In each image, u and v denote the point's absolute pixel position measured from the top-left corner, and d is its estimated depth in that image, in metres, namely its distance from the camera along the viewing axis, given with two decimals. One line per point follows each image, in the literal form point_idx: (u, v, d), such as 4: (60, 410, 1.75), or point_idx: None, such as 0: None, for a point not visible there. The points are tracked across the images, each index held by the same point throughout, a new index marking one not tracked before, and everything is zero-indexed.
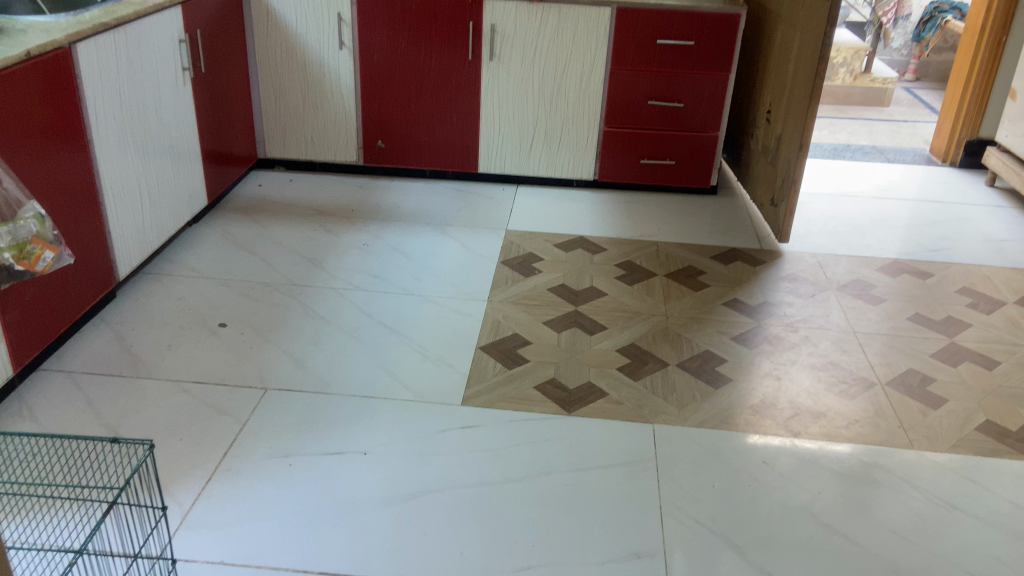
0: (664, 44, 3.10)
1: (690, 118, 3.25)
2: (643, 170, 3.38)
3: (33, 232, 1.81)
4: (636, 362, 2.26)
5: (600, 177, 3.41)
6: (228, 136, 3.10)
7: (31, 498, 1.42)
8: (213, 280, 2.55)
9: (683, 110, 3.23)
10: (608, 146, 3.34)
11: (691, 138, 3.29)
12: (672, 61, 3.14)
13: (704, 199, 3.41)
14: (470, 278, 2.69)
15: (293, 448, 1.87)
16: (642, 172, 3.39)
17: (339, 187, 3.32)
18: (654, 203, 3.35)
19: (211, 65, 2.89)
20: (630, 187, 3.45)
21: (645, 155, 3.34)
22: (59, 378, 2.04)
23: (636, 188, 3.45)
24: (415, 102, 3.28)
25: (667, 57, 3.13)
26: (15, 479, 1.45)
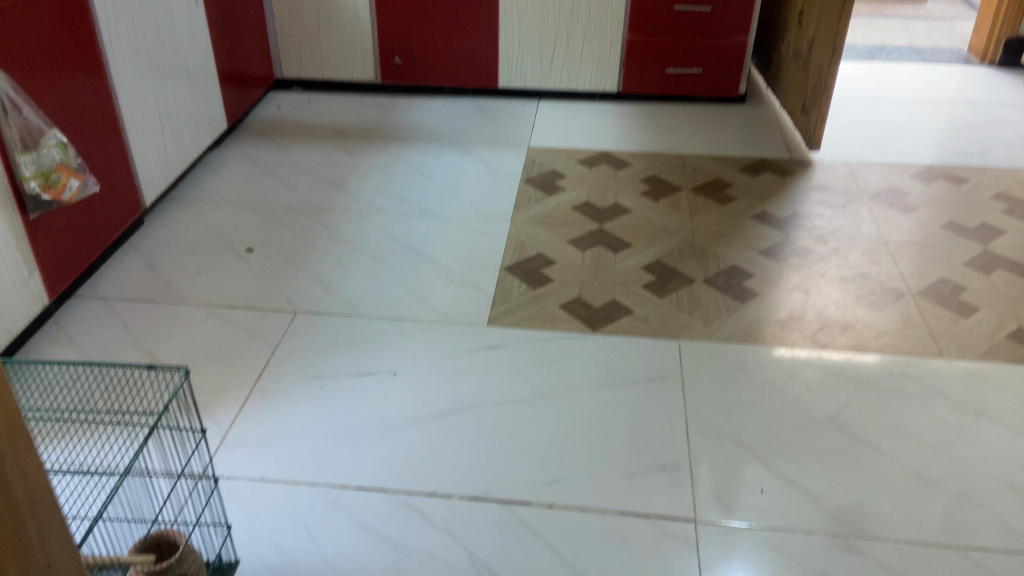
0: None
1: (717, 24, 3.12)
2: (668, 79, 3.28)
3: (56, 160, 1.83)
4: (662, 278, 2.26)
5: (624, 88, 3.32)
6: (243, 57, 3.05)
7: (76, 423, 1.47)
8: (238, 205, 2.56)
9: (710, 15, 3.10)
10: (632, 56, 3.23)
11: (719, 45, 3.17)
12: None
13: (732, 108, 3.31)
14: (493, 198, 2.67)
15: (325, 370, 1.91)
16: (668, 82, 3.29)
17: (358, 106, 3.28)
18: (680, 115, 3.26)
19: None
20: (655, 98, 3.35)
21: (670, 64, 3.24)
22: (94, 305, 2.08)
23: (661, 99, 3.36)
24: (432, 16, 3.18)
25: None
26: (59, 405, 1.50)
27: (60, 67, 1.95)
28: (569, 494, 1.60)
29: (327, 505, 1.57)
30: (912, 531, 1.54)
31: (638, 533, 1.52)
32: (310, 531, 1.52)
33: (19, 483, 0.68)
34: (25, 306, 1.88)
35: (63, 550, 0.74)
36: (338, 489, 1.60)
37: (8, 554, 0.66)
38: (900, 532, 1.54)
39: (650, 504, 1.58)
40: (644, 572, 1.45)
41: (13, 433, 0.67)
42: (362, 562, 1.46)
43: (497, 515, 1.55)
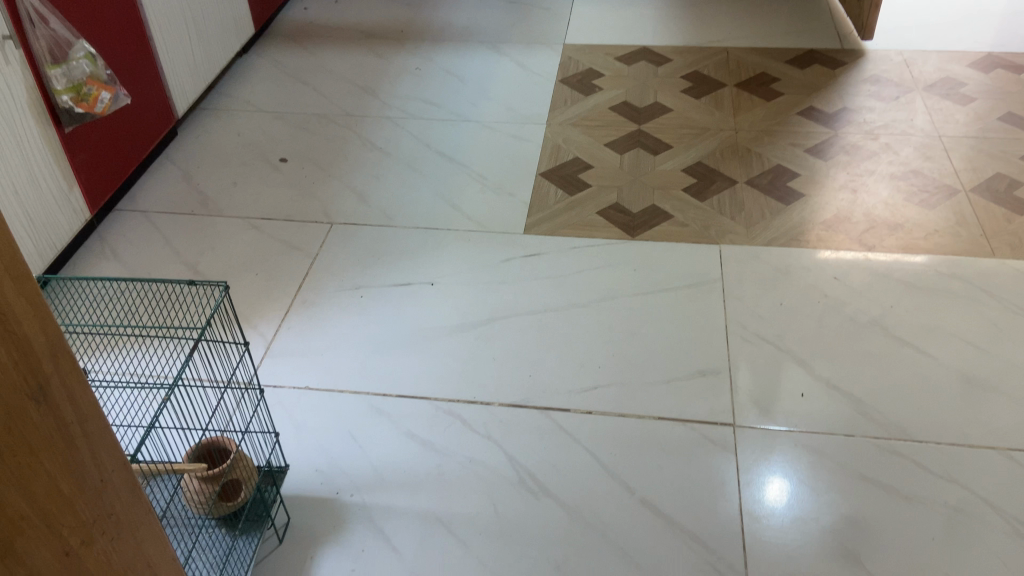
0: None
1: None
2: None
3: (86, 72, 1.80)
4: (703, 181, 2.19)
5: None
6: None
7: (124, 337, 1.50)
8: (270, 114, 2.53)
9: None
10: None
11: None
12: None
13: None
14: (528, 100, 2.59)
15: (363, 280, 1.92)
16: None
17: (387, 6, 3.16)
18: (724, 4, 3.09)
19: None
20: None
21: None
22: (134, 219, 2.10)
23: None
24: None
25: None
26: (107, 320, 1.54)
27: None
28: (607, 401, 1.61)
29: (370, 413, 1.61)
30: (956, 434, 1.53)
31: (677, 438, 1.54)
32: (354, 438, 1.56)
33: (67, 403, 0.69)
34: (68, 222, 1.90)
35: (114, 465, 0.76)
36: (380, 397, 1.63)
37: (63, 470, 0.69)
38: (943, 434, 1.53)
39: (689, 410, 1.59)
40: (682, 475, 1.47)
41: (58, 355, 0.68)
42: (407, 467, 1.51)
43: (537, 420, 1.58)
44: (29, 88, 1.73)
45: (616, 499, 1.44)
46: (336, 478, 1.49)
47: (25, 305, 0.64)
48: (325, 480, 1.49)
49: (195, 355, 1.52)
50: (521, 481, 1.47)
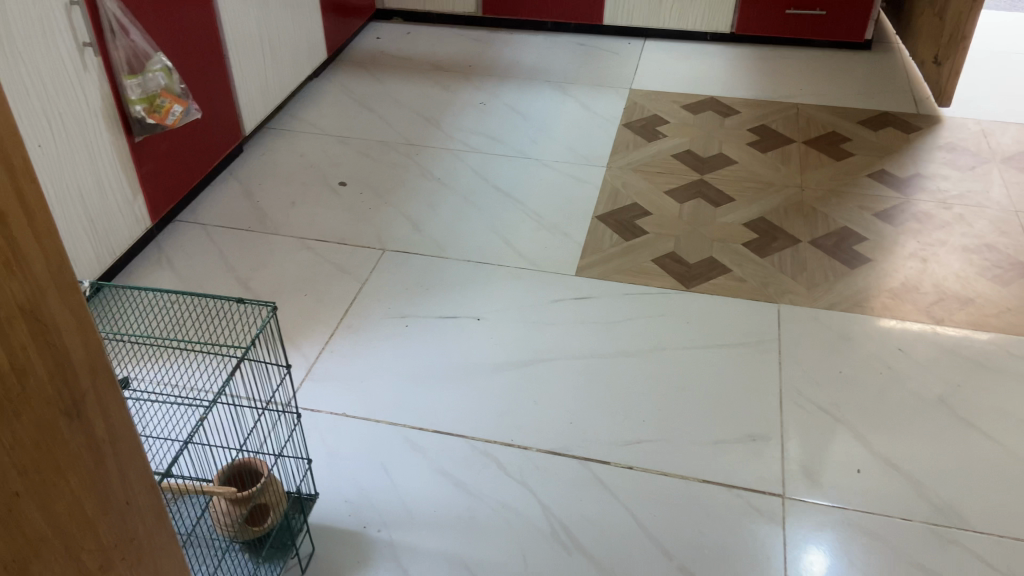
0: None
1: None
2: (787, 21, 3.05)
3: (161, 85, 1.84)
4: (765, 237, 2.13)
5: (737, 30, 3.12)
6: None
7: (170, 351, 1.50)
8: (334, 137, 2.56)
9: None
10: None
11: None
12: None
13: (855, 55, 3.06)
14: (591, 142, 2.57)
15: (410, 309, 1.90)
16: (786, 25, 3.06)
17: (458, 40, 3.20)
18: (797, 61, 3.04)
19: None
20: (770, 41, 3.13)
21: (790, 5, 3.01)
22: (193, 231, 2.13)
23: (777, 42, 3.14)
24: None
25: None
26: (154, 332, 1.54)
27: None
28: (650, 457, 1.55)
29: (405, 447, 1.57)
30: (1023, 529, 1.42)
31: (720, 503, 1.46)
32: (387, 471, 1.52)
33: (100, 422, 0.67)
34: (128, 229, 1.93)
35: (141, 489, 0.74)
36: (416, 431, 1.60)
37: (88, 491, 0.66)
38: (1009, 527, 1.42)
39: (735, 475, 1.51)
40: (723, 544, 1.40)
41: (97, 370, 0.66)
42: (437, 506, 1.46)
43: (576, 471, 1.52)
44: (105, 96, 1.77)
45: (651, 563, 1.37)
46: (364, 511, 1.45)
47: (70, 320, 0.62)
48: (354, 512, 1.45)
49: (238, 374, 1.50)
50: (553, 533, 1.42)
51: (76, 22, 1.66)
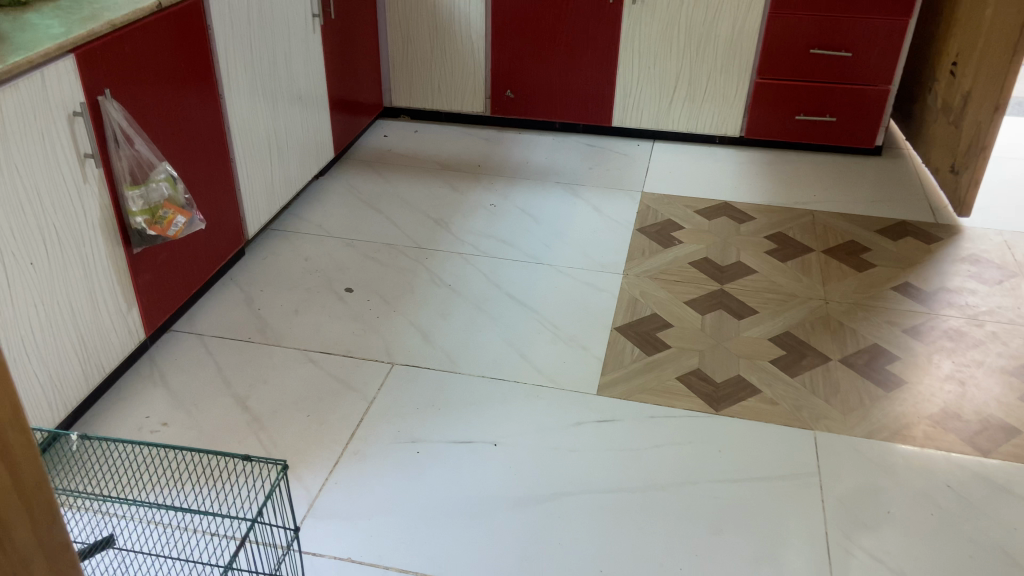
0: None
1: (858, 70, 2.87)
2: (797, 126, 3.04)
3: (165, 195, 1.76)
4: (793, 354, 2.03)
5: (748, 134, 3.10)
6: (354, 85, 2.98)
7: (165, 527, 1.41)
8: (340, 239, 2.47)
9: (850, 60, 2.86)
10: (759, 100, 3.01)
11: (857, 93, 2.92)
12: (844, 2, 2.75)
13: (867, 160, 3.04)
14: (605, 247, 2.49)
15: (420, 433, 1.77)
16: (796, 129, 3.04)
17: (466, 140, 3.16)
18: (809, 165, 3.01)
19: (340, 10, 2.76)
20: (781, 145, 3.11)
21: (801, 110, 2.99)
22: (189, 343, 2.01)
23: (787, 146, 3.12)
24: (548, 49, 3.05)
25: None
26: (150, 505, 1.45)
27: (174, 98, 1.89)
28: None
29: None
30: None
31: None
32: None
33: None
34: (121, 343, 1.82)
35: None
36: None
37: None
38: None
39: None
40: None
41: None
42: None
43: None
44: (104, 206, 1.70)
45: None
46: None
47: None
48: None
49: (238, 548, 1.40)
50: None
51: (79, 133, 1.60)
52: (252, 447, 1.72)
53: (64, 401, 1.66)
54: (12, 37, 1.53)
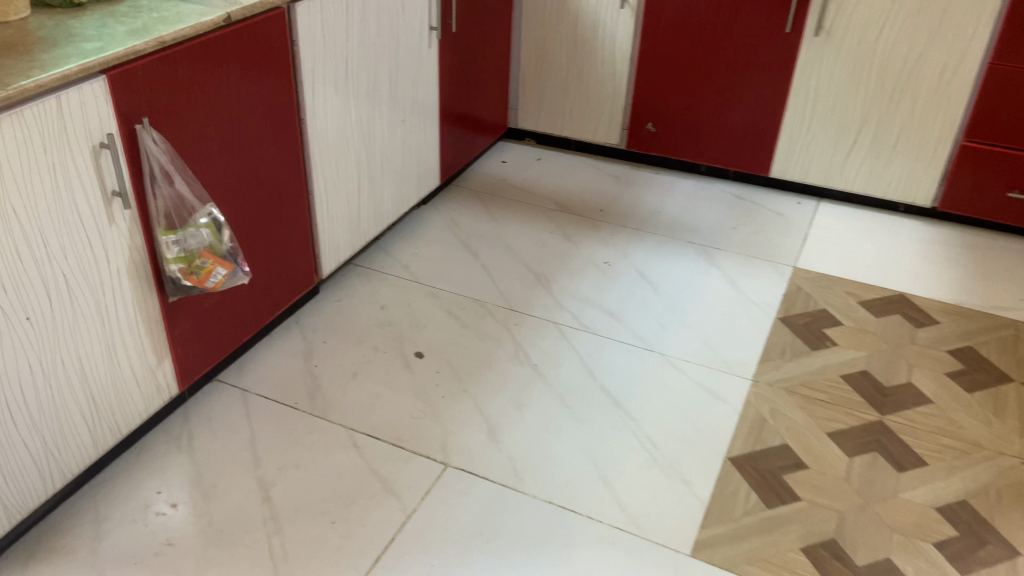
0: None
1: None
2: (1009, 205, 2.41)
3: (204, 243, 1.50)
4: (970, 540, 1.51)
5: (940, 206, 2.50)
6: (474, 104, 2.66)
7: None
8: (425, 288, 2.17)
9: None
10: (963, 168, 2.41)
11: None
12: None
13: None
14: (734, 337, 2.04)
15: (457, 573, 1.42)
16: (1008, 209, 2.42)
17: (594, 176, 2.78)
18: (1017, 256, 2.39)
19: (467, 21, 2.44)
20: (983, 225, 2.50)
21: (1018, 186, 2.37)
22: (230, 399, 1.77)
23: (992, 227, 2.50)
24: (703, 81, 2.60)
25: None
26: None
27: (240, 126, 1.63)
28: None
29: None
30: None
31: None
32: None
33: None
34: (145, 402, 1.59)
35: None
36: None
37: None
38: None
39: None
40: None
41: None
42: None
43: None
44: (135, 249, 1.46)
45: None
46: None
47: None
48: None
49: None
50: None
51: (106, 169, 1.36)
52: (259, 555, 1.44)
53: (63, 469, 1.44)
54: (39, 49, 1.30)
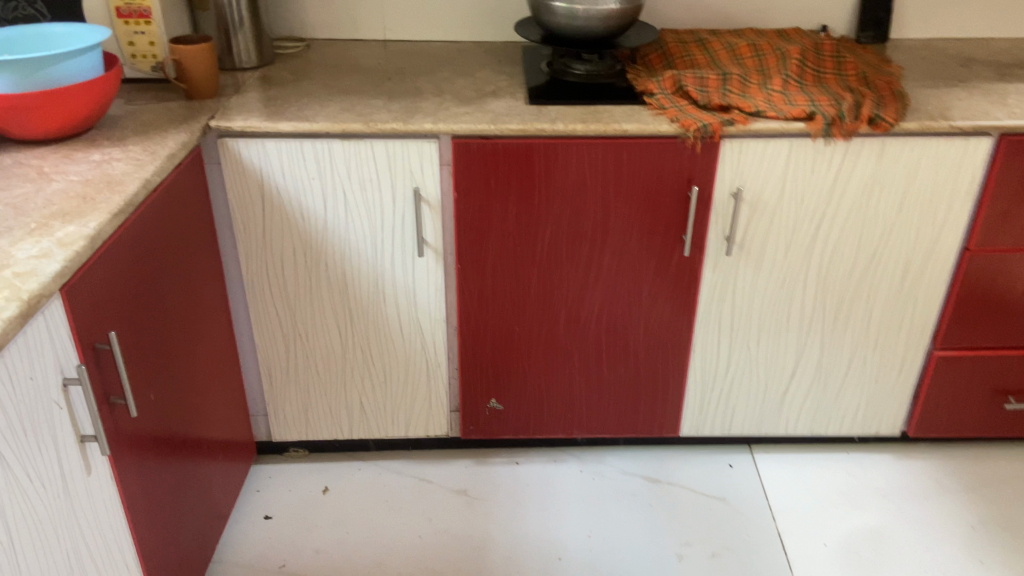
0: None
1: None
2: (995, 416, 1.84)
3: None
4: None
5: (909, 433, 1.87)
6: (199, 465, 1.50)
7: None
8: None
9: None
10: (934, 385, 1.79)
11: None
12: None
13: None
14: None
15: None
16: (991, 423, 1.85)
17: (428, 501, 1.76)
18: (1014, 485, 1.82)
19: (155, 364, 1.28)
20: (945, 439, 1.93)
21: (1004, 392, 1.80)
22: None
23: (951, 440, 1.94)
24: (566, 333, 1.70)
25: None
26: None
27: None
28: None
29: None
30: None
31: None
32: None
33: None
34: None
35: None
36: None
37: None
38: None
39: None
40: None
41: None
42: None
43: None
44: None
45: None
46: None
47: None
48: None
49: None
50: None
51: None
52: None
53: None
54: None
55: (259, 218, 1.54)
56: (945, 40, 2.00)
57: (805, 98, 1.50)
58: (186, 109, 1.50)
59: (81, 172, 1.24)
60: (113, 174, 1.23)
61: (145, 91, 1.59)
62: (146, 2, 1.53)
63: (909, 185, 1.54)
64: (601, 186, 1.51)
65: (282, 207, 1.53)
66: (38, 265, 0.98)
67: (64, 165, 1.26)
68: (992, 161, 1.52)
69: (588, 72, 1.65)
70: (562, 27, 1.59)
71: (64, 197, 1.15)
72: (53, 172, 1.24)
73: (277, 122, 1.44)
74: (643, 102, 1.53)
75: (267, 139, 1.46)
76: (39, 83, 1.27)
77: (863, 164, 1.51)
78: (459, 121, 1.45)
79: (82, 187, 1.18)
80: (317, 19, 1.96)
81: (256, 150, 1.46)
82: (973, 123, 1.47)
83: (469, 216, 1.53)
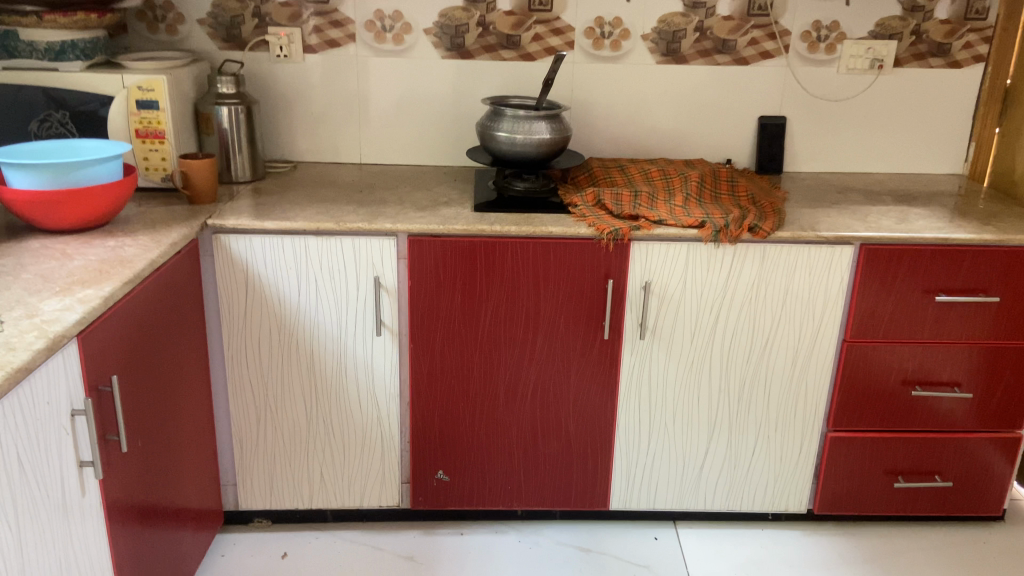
0: (941, 303, 1.86)
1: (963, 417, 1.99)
2: (889, 494, 2.06)
3: None
4: None
5: (815, 509, 2.09)
6: (173, 515, 1.69)
7: None
8: None
9: (954, 404, 1.97)
10: (831, 463, 2.03)
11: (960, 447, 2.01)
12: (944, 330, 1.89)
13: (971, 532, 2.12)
14: None
15: None
16: (887, 500, 2.07)
17: (378, 564, 1.93)
18: (908, 557, 2.02)
19: (144, 412, 1.50)
20: (850, 517, 2.14)
21: (893, 471, 2.04)
22: None
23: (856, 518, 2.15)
24: (505, 407, 1.93)
25: (947, 318, 1.88)
26: None
27: None
28: None
29: None
30: None
31: None
32: None
33: None
34: None
35: None
36: None
37: None
38: None
39: None
40: None
41: None
42: None
43: None
44: None
45: None
46: None
47: None
48: None
49: None
50: None
51: None
52: None
53: None
54: None
55: (242, 300, 1.81)
56: (832, 172, 2.38)
57: (700, 212, 1.83)
58: (187, 211, 1.80)
59: (98, 253, 1.52)
60: (125, 255, 1.50)
61: (153, 197, 1.90)
62: (162, 125, 1.86)
63: (789, 283, 1.85)
64: (532, 278, 1.80)
65: (262, 292, 1.80)
66: (62, 315, 1.24)
67: (84, 249, 1.53)
68: (856, 264, 1.83)
69: (526, 189, 1.98)
70: (504, 152, 1.94)
71: (83, 270, 1.42)
72: (74, 253, 1.50)
73: (263, 221, 1.74)
74: (568, 211, 1.86)
75: (253, 234, 1.75)
76: (66, 183, 1.57)
77: (749, 265, 1.82)
78: (414, 222, 1.76)
79: (99, 263, 1.45)
80: (303, 144, 2.31)
81: (243, 243, 1.75)
82: (835, 234, 1.79)
83: (420, 301, 1.81)
